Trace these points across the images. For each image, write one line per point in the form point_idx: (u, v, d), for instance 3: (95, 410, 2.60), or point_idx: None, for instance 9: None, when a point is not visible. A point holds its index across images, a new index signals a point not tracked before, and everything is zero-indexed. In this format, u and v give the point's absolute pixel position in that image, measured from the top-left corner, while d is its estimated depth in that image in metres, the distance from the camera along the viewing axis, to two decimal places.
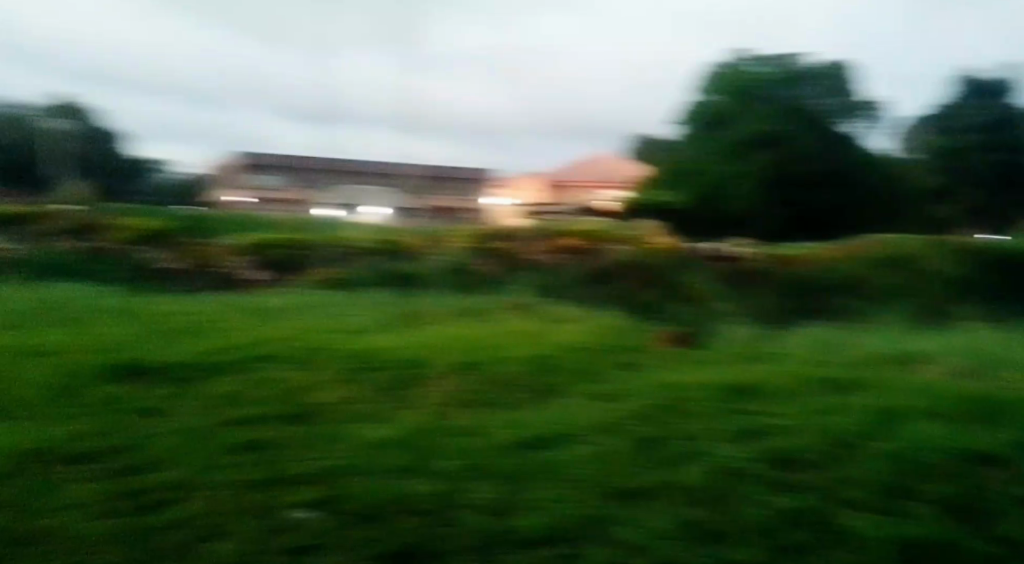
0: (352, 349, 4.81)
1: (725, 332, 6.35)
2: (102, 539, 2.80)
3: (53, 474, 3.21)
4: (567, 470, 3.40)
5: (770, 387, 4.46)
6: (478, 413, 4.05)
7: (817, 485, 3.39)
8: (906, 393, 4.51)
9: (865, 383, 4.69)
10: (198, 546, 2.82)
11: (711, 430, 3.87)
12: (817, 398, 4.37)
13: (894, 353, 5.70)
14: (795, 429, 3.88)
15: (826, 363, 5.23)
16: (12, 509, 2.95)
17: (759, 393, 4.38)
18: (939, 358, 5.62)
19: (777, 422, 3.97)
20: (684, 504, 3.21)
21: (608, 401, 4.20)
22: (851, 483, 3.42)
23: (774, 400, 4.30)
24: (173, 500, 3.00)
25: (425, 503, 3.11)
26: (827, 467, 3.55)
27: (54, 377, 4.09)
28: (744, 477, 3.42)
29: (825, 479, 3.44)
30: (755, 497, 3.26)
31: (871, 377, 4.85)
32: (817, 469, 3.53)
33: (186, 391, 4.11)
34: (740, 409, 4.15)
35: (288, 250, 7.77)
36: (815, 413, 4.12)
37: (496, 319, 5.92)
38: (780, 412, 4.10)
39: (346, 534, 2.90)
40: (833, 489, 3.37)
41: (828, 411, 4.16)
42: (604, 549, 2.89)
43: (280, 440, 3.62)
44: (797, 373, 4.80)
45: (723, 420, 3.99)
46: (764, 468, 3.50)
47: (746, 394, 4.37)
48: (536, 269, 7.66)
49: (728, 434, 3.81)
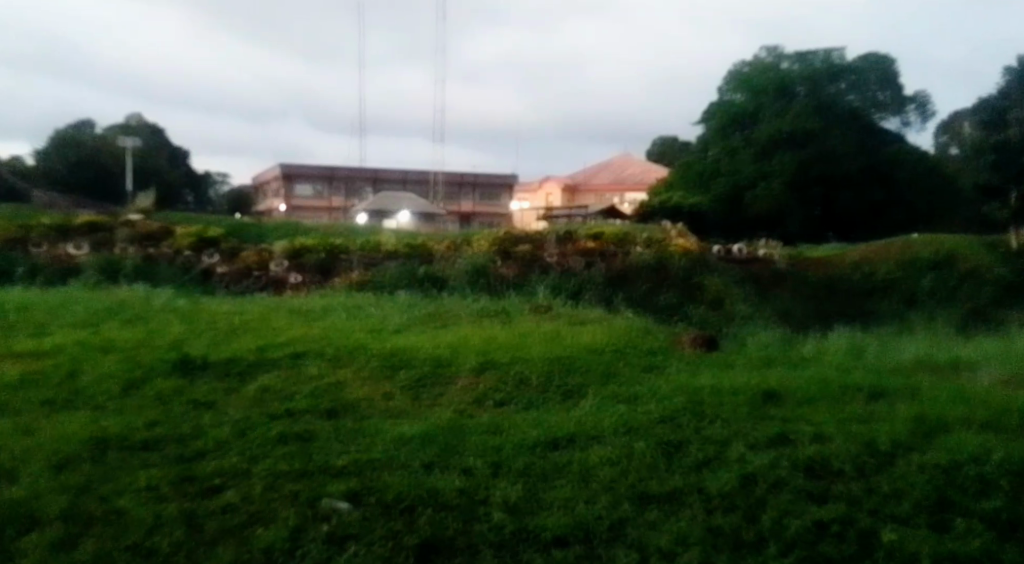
0: (389, 348, 5.13)
1: (757, 336, 6.55)
2: (164, 521, 3.17)
3: (124, 459, 3.58)
4: (594, 470, 3.67)
5: (803, 392, 4.68)
6: (507, 413, 4.32)
7: (852, 495, 3.57)
8: (947, 401, 4.68)
9: (904, 391, 4.87)
10: (247, 531, 3.17)
11: (743, 432, 4.07)
12: (854, 405, 4.57)
13: (935, 361, 5.86)
14: (828, 434, 4.05)
15: (863, 370, 5.44)
16: (91, 492, 3.33)
17: (792, 398, 4.59)
18: (982, 366, 5.77)
19: (810, 426, 4.17)
20: (712, 511, 3.43)
21: (637, 404, 4.45)
22: (891, 495, 3.58)
23: (806, 405, 4.52)
24: (220, 498, 3.34)
25: (456, 498, 3.40)
26: (863, 477, 3.71)
27: (129, 368, 4.49)
28: (777, 483, 3.62)
29: (861, 489, 3.61)
30: (788, 507, 3.45)
31: (912, 384, 5.04)
32: (852, 478, 3.70)
33: (240, 386, 4.44)
34: (770, 413, 4.35)
35: (325, 255, 8.12)
36: (849, 420, 4.32)
37: (527, 320, 6.22)
38: (812, 418, 4.30)
39: (377, 526, 3.22)
40: (870, 500, 3.54)
41: (866, 418, 4.35)
42: (630, 555, 3.15)
43: (323, 433, 3.93)
44: (831, 379, 5.01)
45: (755, 423, 4.19)
46: (795, 474, 3.69)
47: (775, 400, 4.55)
48: (562, 274, 7.87)
49: (760, 437, 4.01)
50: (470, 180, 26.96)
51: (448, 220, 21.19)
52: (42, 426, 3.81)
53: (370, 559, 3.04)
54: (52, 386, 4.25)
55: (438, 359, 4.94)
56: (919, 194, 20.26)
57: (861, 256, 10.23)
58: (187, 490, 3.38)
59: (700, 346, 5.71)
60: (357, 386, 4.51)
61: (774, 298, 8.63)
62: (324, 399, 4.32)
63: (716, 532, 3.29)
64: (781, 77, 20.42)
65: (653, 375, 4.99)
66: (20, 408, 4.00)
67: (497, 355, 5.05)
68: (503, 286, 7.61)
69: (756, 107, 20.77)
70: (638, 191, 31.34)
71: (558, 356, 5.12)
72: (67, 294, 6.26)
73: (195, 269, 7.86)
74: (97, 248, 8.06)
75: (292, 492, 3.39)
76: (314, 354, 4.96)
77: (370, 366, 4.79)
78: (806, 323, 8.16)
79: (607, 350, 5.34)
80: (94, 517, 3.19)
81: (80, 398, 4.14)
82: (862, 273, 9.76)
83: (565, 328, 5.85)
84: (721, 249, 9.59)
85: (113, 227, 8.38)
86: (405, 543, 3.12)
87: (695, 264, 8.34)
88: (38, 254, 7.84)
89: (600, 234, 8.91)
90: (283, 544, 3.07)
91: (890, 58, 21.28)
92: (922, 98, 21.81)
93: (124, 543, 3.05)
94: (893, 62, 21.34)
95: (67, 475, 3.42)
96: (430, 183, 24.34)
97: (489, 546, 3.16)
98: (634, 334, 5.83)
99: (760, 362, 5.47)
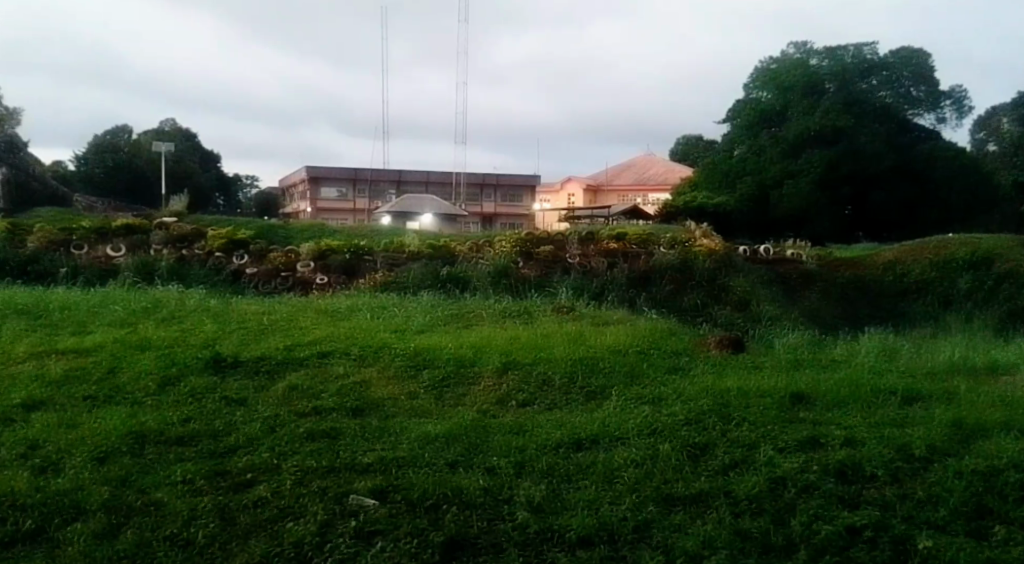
0: (414, 347, 5.24)
1: (784, 337, 6.61)
2: (199, 513, 3.29)
3: (163, 453, 3.72)
4: (618, 471, 3.75)
5: (834, 394, 4.73)
6: (531, 413, 4.41)
7: (885, 500, 3.60)
8: (985, 405, 4.68)
9: (940, 395, 4.89)
10: (276, 524, 3.27)
11: (771, 435, 4.12)
12: (887, 408, 4.61)
13: (971, 364, 5.84)
14: (860, 438, 4.10)
15: (895, 372, 5.47)
16: (131, 484, 3.47)
17: (821, 401, 4.64)
18: (1020, 369, 5.78)
19: (841, 429, 4.22)
20: (739, 514, 3.48)
21: (661, 405, 4.52)
22: (926, 501, 3.61)
23: (835, 408, 4.56)
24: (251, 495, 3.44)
25: (480, 497, 3.49)
26: (896, 482, 3.75)
27: (166, 366, 4.62)
28: (807, 487, 3.67)
29: (895, 495, 3.64)
30: (818, 511, 3.50)
31: (949, 388, 5.04)
32: (885, 482, 3.74)
33: (271, 384, 4.56)
34: (799, 415, 4.41)
35: (350, 256, 8.23)
36: (882, 423, 4.35)
37: (550, 320, 6.32)
38: (842, 421, 4.34)
39: (405, 523, 3.31)
40: (904, 506, 3.57)
41: (899, 422, 4.38)
42: (656, 556, 3.22)
43: (352, 431, 4.03)
44: (864, 381, 5.06)
45: (783, 426, 4.23)
46: (826, 479, 3.73)
47: (804, 402, 4.61)
48: (584, 275, 7.98)
49: (789, 440, 4.07)
50: (491, 181, 27.25)
51: (469, 222, 21.40)
52: (84, 420, 3.96)
53: (399, 554, 3.14)
54: (94, 382, 4.40)
55: (465, 362, 5.02)
56: (955, 190, 19.67)
57: (894, 255, 10.19)
58: (216, 485, 3.49)
59: (726, 348, 5.76)
60: (382, 386, 4.62)
61: (800, 300, 8.65)
62: (351, 397, 4.41)
63: (743, 536, 3.34)
64: (810, 74, 20.68)
65: (679, 375, 5.07)
66: (65, 402, 4.17)
67: (520, 357, 5.13)
68: (526, 288, 7.70)
69: (784, 103, 21.07)
70: (660, 191, 31.34)
71: (584, 357, 5.20)
72: (105, 294, 6.44)
73: (225, 269, 8.02)
74: (131, 249, 8.24)
75: (320, 488, 3.49)
76: (339, 353, 5.08)
77: (395, 368, 4.88)
78: (834, 324, 8.17)
79: (636, 351, 5.43)
80: (134, 508, 3.32)
81: (120, 393, 4.28)
82: (894, 273, 9.73)
83: (589, 330, 5.95)
84: (747, 249, 9.67)
85: (148, 230, 8.52)
86: (432, 540, 3.21)
87: (721, 263, 8.32)
88: (79, 255, 8.08)
89: (623, 234, 8.99)
90: (313, 539, 3.18)
91: (922, 51, 21.46)
92: (956, 95, 21.90)
93: (163, 534, 3.18)
94: (929, 55, 21.65)
95: (109, 467, 3.56)
96: (453, 185, 24.57)
97: (514, 545, 3.24)
98: (661, 334, 5.93)
99: (787, 363, 5.55)
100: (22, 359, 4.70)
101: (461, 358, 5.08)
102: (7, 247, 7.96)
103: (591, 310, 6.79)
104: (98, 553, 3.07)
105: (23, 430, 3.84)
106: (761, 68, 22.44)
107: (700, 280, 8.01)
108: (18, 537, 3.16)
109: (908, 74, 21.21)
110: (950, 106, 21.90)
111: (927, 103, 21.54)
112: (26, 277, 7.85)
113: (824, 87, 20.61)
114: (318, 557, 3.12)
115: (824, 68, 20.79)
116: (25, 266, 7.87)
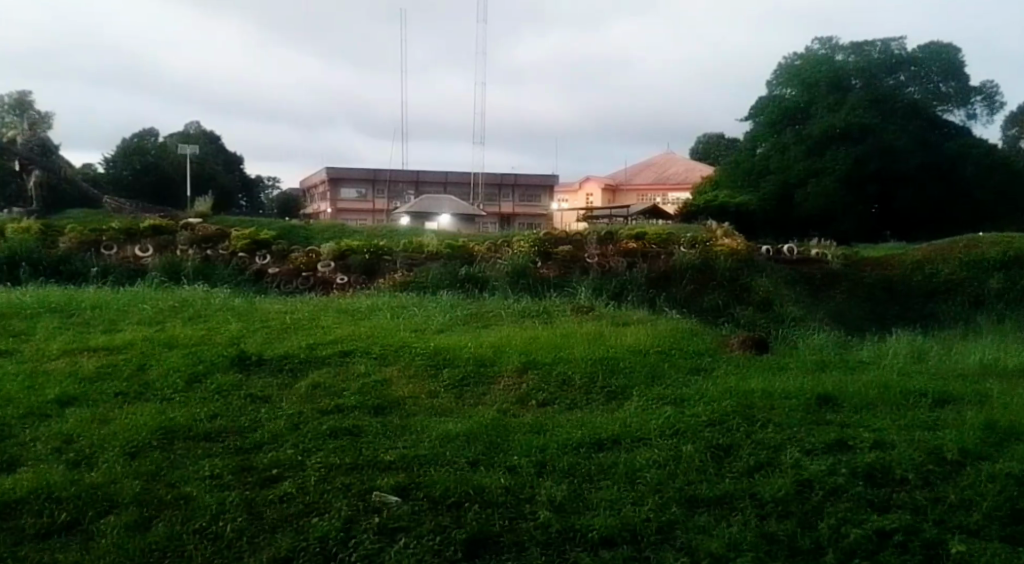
0: (435, 347, 5.30)
1: (809, 338, 6.62)
2: (227, 507, 3.37)
3: (191, 448, 3.80)
4: (641, 471, 3.79)
5: (862, 396, 4.75)
6: (551, 413, 4.46)
7: (916, 505, 3.62)
8: (1019, 409, 4.68)
9: (973, 397, 4.89)
10: (299, 520, 3.34)
11: (797, 437, 4.15)
12: (917, 410, 4.62)
13: (1003, 366, 5.82)
14: (889, 441, 4.12)
15: (927, 374, 5.47)
16: (161, 478, 3.56)
17: (848, 402, 4.67)
18: None
19: (870, 432, 4.24)
20: (765, 517, 3.51)
21: (684, 405, 4.57)
22: (959, 506, 3.62)
23: (863, 409, 4.59)
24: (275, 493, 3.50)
25: (503, 496, 3.54)
26: (928, 486, 3.76)
27: (194, 364, 4.72)
28: (834, 490, 3.69)
29: (927, 499, 3.66)
30: (846, 515, 3.52)
31: (983, 391, 5.04)
32: (916, 486, 3.76)
33: (294, 382, 4.64)
34: (826, 418, 4.44)
35: (370, 256, 8.33)
36: (913, 426, 4.37)
37: (571, 320, 6.37)
38: (871, 423, 4.37)
39: (427, 521, 3.37)
40: (936, 510, 3.58)
41: (930, 425, 4.39)
42: (680, 557, 3.26)
43: (376, 430, 4.09)
44: (895, 383, 5.06)
45: (810, 428, 4.26)
46: (854, 482, 3.76)
47: (831, 404, 4.64)
48: (604, 275, 8.03)
49: (816, 442, 4.09)
50: (510, 181, 27.31)
51: (486, 221, 21.52)
52: (116, 416, 4.06)
53: (423, 551, 3.20)
54: (125, 379, 4.50)
55: (483, 362, 5.07)
56: (985, 186, 19.86)
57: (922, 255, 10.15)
58: (239, 482, 3.56)
59: (749, 348, 5.79)
60: (402, 385, 4.68)
61: (825, 301, 8.64)
62: (371, 396, 4.48)
63: (770, 539, 3.37)
64: (835, 71, 20.62)
65: (703, 375, 5.11)
66: (98, 398, 4.27)
67: (538, 357, 5.18)
68: (545, 288, 7.75)
69: (807, 100, 21.02)
70: (681, 190, 31.24)
71: (603, 357, 5.25)
72: (133, 294, 6.54)
73: (247, 271, 8.12)
74: (159, 250, 8.37)
75: (342, 485, 3.56)
76: (359, 353, 5.14)
77: (415, 369, 4.93)
78: (859, 324, 8.16)
79: (662, 352, 5.47)
80: (164, 502, 3.40)
81: (149, 391, 4.37)
82: (922, 272, 9.69)
83: (609, 331, 5.98)
84: (770, 249, 9.69)
85: (174, 231, 8.66)
86: (455, 538, 3.27)
87: (742, 263, 8.32)
88: (108, 255, 8.23)
89: (643, 234, 9.02)
90: (338, 535, 3.24)
91: (951, 46, 21.39)
92: (987, 90, 21.77)
93: (193, 527, 3.25)
94: (959, 51, 21.59)
95: (140, 461, 3.65)
96: (472, 185, 24.63)
97: (537, 545, 3.28)
98: (686, 335, 5.97)
99: (812, 364, 5.57)
100: (56, 356, 4.82)
101: (482, 359, 5.12)
102: (39, 247, 8.12)
103: (610, 310, 6.82)
104: (130, 545, 3.15)
105: (58, 425, 3.94)
106: (784, 65, 22.39)
107: (722, 280, 8.02)
108: (54, 528, 3.24)
109: (936, 71, 21.26)
110: (980, 102, 21.73)
111: (955, 100, 21.59)
112: (57, 276, 7.98)
113: (849, 83, 20.55)
114: (343, 552, 3.18)
115: (851, 64, 20.75)
116: (57, 266, 8.01)
